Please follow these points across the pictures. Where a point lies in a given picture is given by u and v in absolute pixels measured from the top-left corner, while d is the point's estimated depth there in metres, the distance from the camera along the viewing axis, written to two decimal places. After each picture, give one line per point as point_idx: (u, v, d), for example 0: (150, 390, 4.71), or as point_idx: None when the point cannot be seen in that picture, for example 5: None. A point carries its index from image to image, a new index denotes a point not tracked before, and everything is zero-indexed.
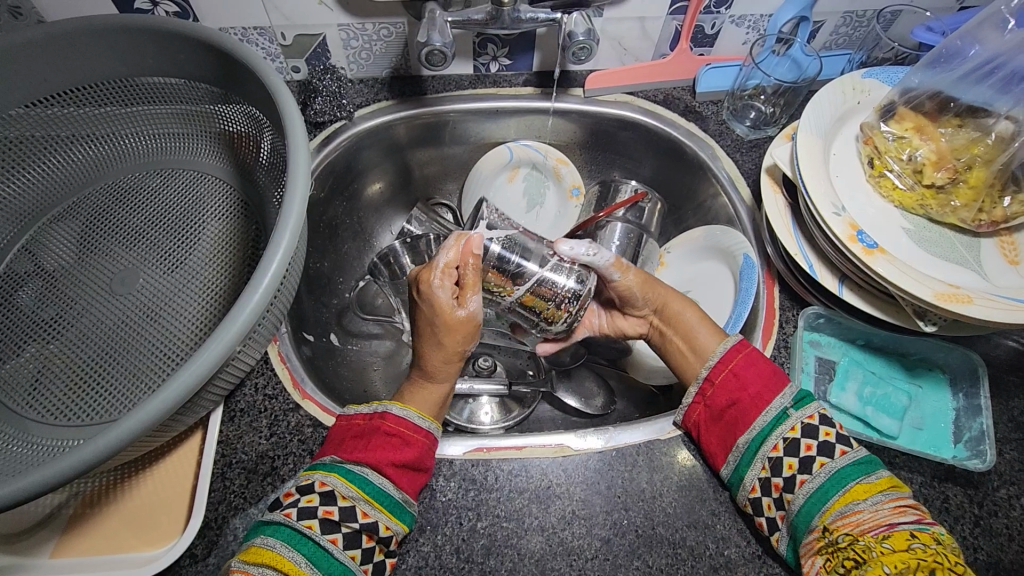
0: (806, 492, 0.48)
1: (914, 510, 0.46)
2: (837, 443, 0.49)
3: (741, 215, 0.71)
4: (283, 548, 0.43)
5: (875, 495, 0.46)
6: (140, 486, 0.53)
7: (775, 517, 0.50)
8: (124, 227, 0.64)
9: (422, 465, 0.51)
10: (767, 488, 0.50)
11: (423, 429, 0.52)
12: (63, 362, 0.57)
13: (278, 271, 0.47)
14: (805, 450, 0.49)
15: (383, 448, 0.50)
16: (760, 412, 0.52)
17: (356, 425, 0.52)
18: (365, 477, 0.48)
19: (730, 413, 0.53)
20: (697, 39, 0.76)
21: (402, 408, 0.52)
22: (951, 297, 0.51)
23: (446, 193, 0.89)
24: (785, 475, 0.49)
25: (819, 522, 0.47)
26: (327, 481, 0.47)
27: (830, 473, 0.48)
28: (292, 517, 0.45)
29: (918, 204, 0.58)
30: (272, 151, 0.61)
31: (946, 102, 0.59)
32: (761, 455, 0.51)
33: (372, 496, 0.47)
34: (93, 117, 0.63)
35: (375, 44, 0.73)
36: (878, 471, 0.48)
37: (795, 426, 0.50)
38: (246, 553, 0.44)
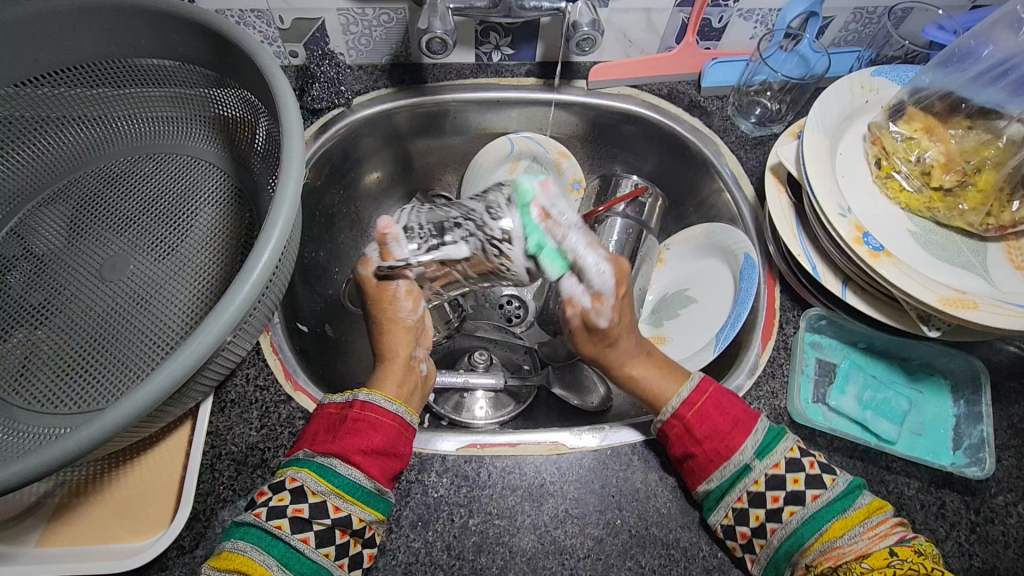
0: (779, 537, 0.47)
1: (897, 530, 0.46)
2: (807, 488, 0.48)
3: (744, 214, 0.70)
4: (252, 552, 0.43)
5: (853, 528, 0.45)
6: (127, 476, 0.52)
7: (744, 555, 0.50)
8: (116, 212, 0.63)
9: (398, 448, 0.50)
10: (731, 532, 0.49)
11: (394, 414, 0.50)
12: (52, 347, 0.56)
13: (270, 260, 0.46)
14: (772, 502, 0.48)
15: (352, 437, 0.48)
16: (718, 465, 0.50)
17: (329, 415, 0.51)
18: (335, 470, 0.46)
19: (689, 462, 0.52)
20: (704, 33, 0.74)
21: (369, 393, 0.51)
22: (957, 302, 0.50)
23: (445, 184, 0.88)
24: (751, 525, 0.49)
25: (801, 560, 0.47)
26: (297, 476, 0.46)
27: (802, 518, 0.47)
28: (260, 517, 0.44)
29: (925, 206, 0.57)
30: (267, 137, 0.60)
31: (958, 103, 0.58)
32: (723, 504, 0.50)
33: (344, 490, 0.46)
34: (85, 99, 0.61)
35: (375, 30, 0.71)
36: (855, 502, 0.47)
37: (759, 479, 0.49)
38: (217, 557, 0.44)
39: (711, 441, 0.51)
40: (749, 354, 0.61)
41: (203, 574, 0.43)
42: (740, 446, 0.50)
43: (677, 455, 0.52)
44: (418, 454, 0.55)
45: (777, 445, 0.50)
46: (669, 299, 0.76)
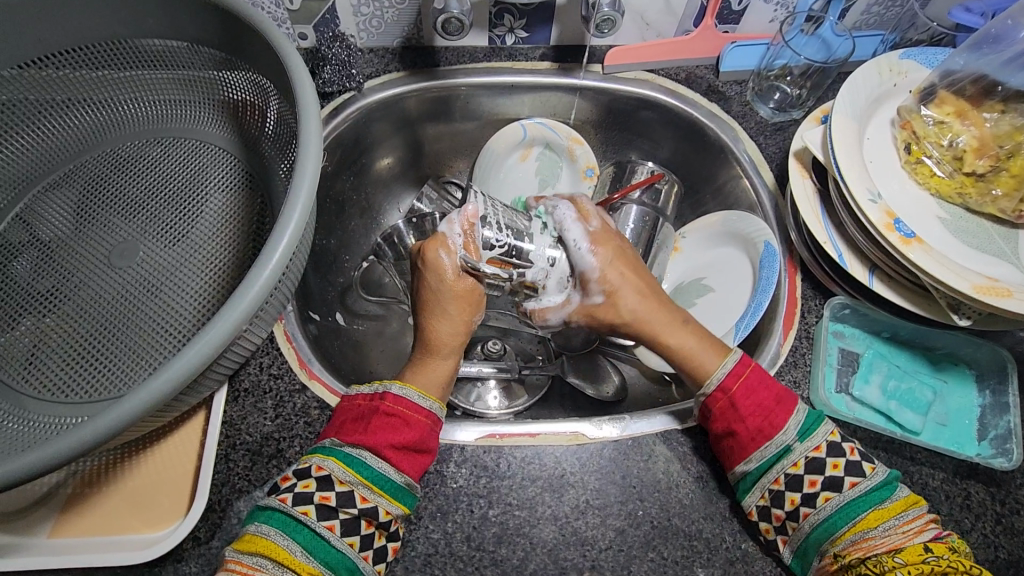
0: (812, 522, 0.47)
1: (931, 529, 0.45)
2: (846, 474, 0.47)
3: (764, 201, 0.69)
4: (277, 537, 0.42)
5: (887, 521, 0.45)
6: (140, 467, 0.51)
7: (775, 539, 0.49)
8: (123, 198, 0.62)
9: (427, 444, 0.49)
10: (766, 514, 0.48)
11: (425, 410, 0.49)
12: (61, 336, 0.54)
13: (288, 246, 0.45)
14: (809, 486, 0.47)
15: (383, 431, 0.47)
16: (760, 446, 0.49)
17: (357, 405, 0.50)
18: (364, 460, 0.46)
19: (727, 443, 0.51)
20: (723, 15, 0.72)
21: (402, 386, 0.50)
22: (990, 290, 0.49)
23: (456, 171, 0.86)
24: (787, 509, 0.48)
25: (830, 548, 0.46)
26: (324, 465, 0.45)
27: (837, 505, 0.46)
28: (285, 502, 0.44)
29: (956, 191, 0.56)
30: (279, 120, 0.58)
31: (992, 86, 0.57)
32: (760, 485, 0.49)
33: (372, 482, 0.45)
34: (90, 81, 0.60)
35: (387, 11, 0.69)
36: (892, 494, 0.46)
37: (798, 462, 0.48)
38: (240, 541, 0.43)
39: (754, 419, 0.50)
40: (770, 343, 0.60)
41: (226, 559, 0.43)
42: (783, 426, 0.49)
43: (716, 434, 0.51)
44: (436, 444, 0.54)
45: (820, 428, 0.49)
46: (684, 288, 0.75)
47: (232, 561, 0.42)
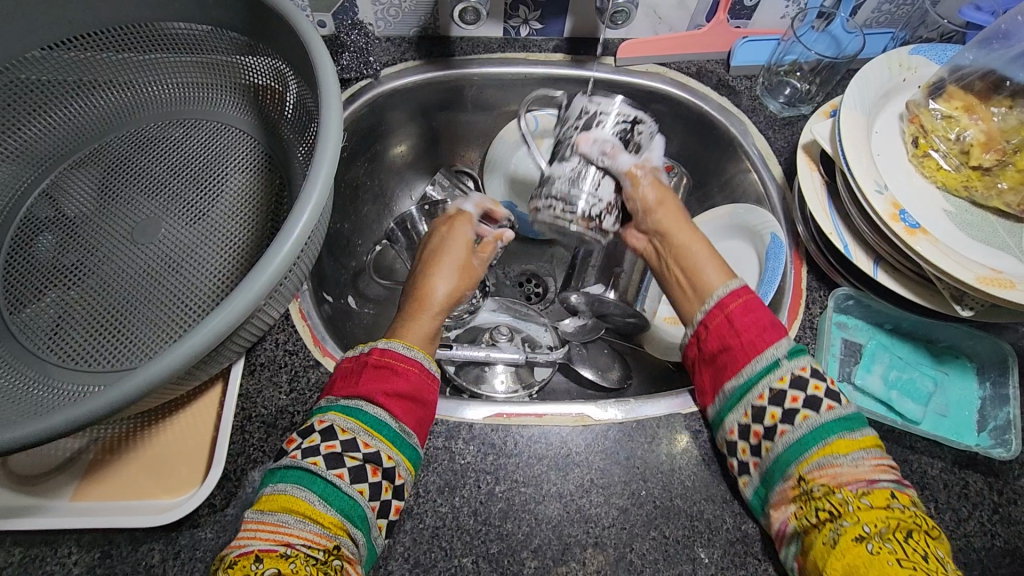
0: (784, 441, 0.48)
1: (893, 471, 0.46)
2: (825, 397, 0.48)
3: (771, 194, 0.70)
4: (295, 490, 0.44)
5: (856, 451, 0.46)
6: (159, 435, 0.53)
7: (749, 461, 0.50)
8: (145, 177, 0.63)
9: (422, 392, 0.50)
10: (745, 433, 0.50)
11: (413, 359, 0.51)
12: (84, 308, 0.56)
13: (310, 221, 0.46)
14: (791, 401, 0.49)
15: (377, 381, 0.49)
16: (750, 359, 0.51)
17: (347, 366, 0.52)
18: (362, 408, 0.47)
19: (722, 358, 0.53)
20: (736, 10, 0.73)
21: (388, 341, 0.52)
22: (993, 281, 0.50)
23: (467, 160, 0.88)
24: (766, 424, 0.49)
25: (795, 471, 0.47)
26: (326, 419, 0.47)
27: (812, 425, 0.47)
28: (297, 458, 0.45)
29: (962, 185, 0.56)
30: (299, 103, 0.60)
31: (1000, 82, 0.58)
32: (744, 403, 0.50)
33: (370, 427, 0.47)
34: (114, 63, 0.62)
35: (404, 0, 0.70)
36: (861, 429, 0.47)
37: (783, 376, 0.49)
38: (259, 503, 0.44)
39: (748, 334, 0.52)
40: None
41: (246, 518, 0.43)
42: (775, 344, 0.51)
43: (711, 352, 0.54)
44: (445, 422, 0.55)
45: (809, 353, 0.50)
46: None
47: (254, 520, 0.43)
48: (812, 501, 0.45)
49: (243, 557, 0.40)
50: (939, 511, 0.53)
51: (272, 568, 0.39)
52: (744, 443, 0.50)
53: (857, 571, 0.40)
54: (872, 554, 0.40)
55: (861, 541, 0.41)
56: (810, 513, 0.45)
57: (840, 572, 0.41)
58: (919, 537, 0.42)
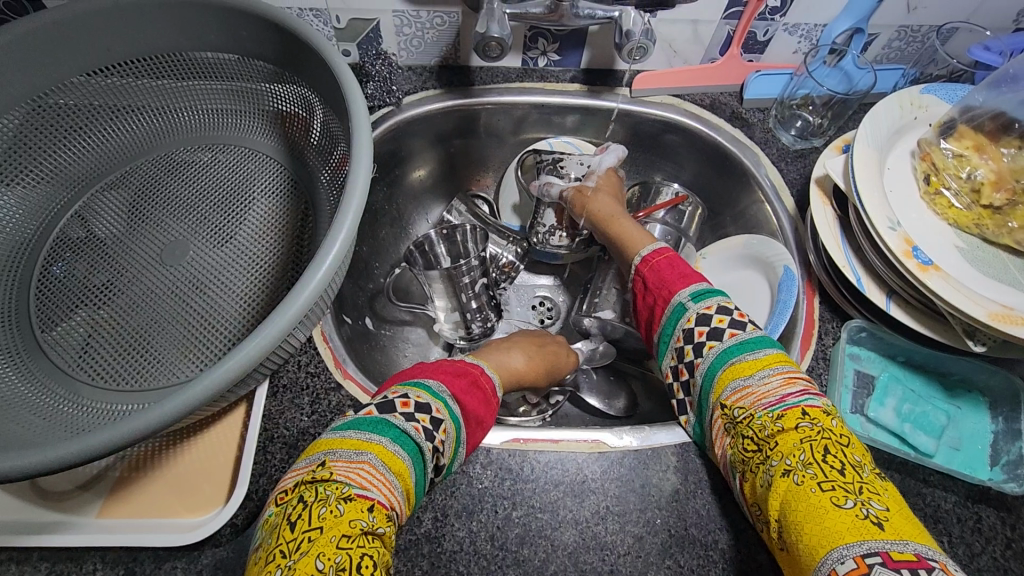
0: (700, 372, 0.53)
1: (803, 381, 0.48)
2: (728, 327, 0.53)
3: (784, 226, 0.71)
4: (409, 462, 0.44)
5: (761, 371, 0.49)
6: (184, 454, 0.54)
7: (685, 399, 0.56)
8: (174, 199, 0.65)
9: (489, 422, 0.54)
10: (674, 372, 0.57)
11: (496, 394, 0.56)
12: (112, 327, 0.58)
13: (339, 249, 0.48)
14: (698, 336, 0.54)
15: (477, 403, 0.52)
16: (662, 309, 0.58)
17: (453, 369, 0.54)
18: (461, 419, 0.50)
19: (649, 314, 0.61)
20: (748, 45, 0.75)
21: (495, 375, 0.57)
22: (1005, 318, 0.51)
23: (483, 185, 0.90)
24: (685, 360, 0.55)
25: (717, 401, 0.51)
26: (442, 410, 0.48)
27: (718, 352, 0.52)
28: (419, 433, 0.45)
29: (974, 223, 0.57)
30: (325, 131, 0.62)
31: (1009, 124, 0.60)
32: (667, 348, 0.57)
33: (457, 440, 0.49)
34: (148, 89, 0.64)
35: (427, 32, 0.73)
36: (765, 349, 0.50)
37: (689, 318, 0.55)
38: (375, 447, 0.43)
39: (657, 289, 0.60)
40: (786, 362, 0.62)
41: (363, 459, 0.42)
42: (679, 291, 0.58)
43: (643, 309, 0.62)
44: None
45: (715, 293, 0.56)
46: None
47: (371, 466, 0.42)
48: (738, 429, 0.48)
49: (362, 499, 0.40)
50: (952, 546, 0.53)
51: (380, 530, 0.40)
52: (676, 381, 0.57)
53: (791, 506, 0.41)
54: (797, 485, 0.41)
55: (787, 475, 0.43)
56: (740, 442, 0.48)
57: (779, 511, 0.42)
58: (835, 451, 0.43)
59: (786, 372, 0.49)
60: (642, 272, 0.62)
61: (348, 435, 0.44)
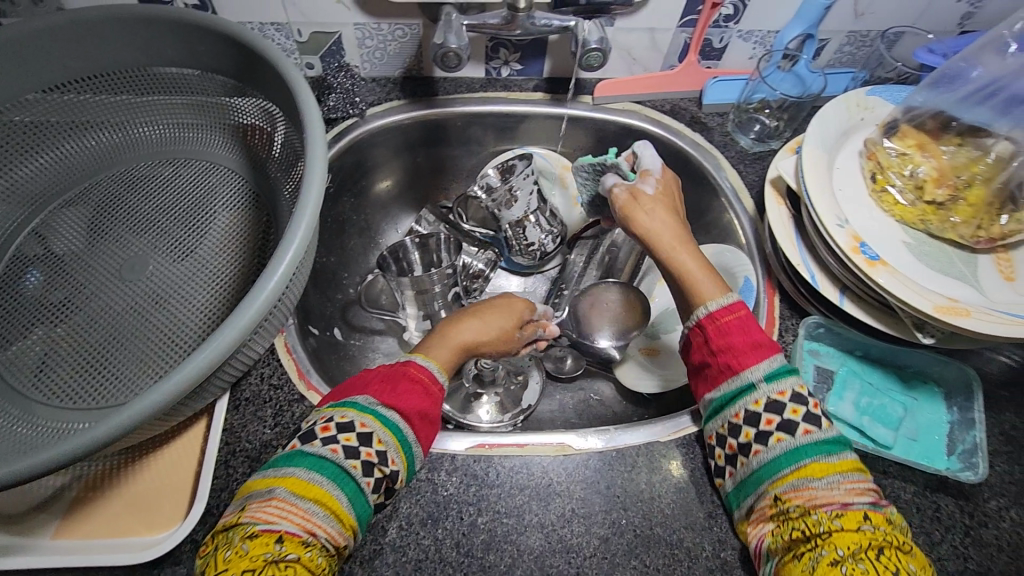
0: (758, 460, 0.49)
1: (872, 494, 0.46)
2: (802, 421, 0.48)
3: (745, 227, 0.72)
4: (330, 487, 0.44)
5: (832, 475, 0.46)
6: (143, 471, 0.53)
7: (725, 467, 0.52)
8: (134, 215, 0.65)
9: (437, 412, 0.53)
10: (721, 441, 0.52)
11: (437, 381, 0.54)
12: (71, 345, 0.57)
13: (294, 259, 0.48)
14: (765, 424, 0.49)
15: (413, 398, 0.51)
16: (729, 379, 0.52)
17: (383, 372, 0.53)
18: (398, 424, 0.49)
19: (705, 371, 0.55)
20: (705, 52, 0.77)
21: (425, 359, 0.55)
22: (950, 310, 0.52)
23: (452, 194, 0.90)
24: (741, 441, 0.50)
25: (770, 490, 0.47)
26: (366, 422, 0.48)
27: (785, 448, 0.48)
28: (337, 454, 0.46)
29: (919, 219, 0.59)
30: (285, 143, 0.62)
31: (948, 121, 0.62)
32: (721, 416, 0.52)
33: (399, 444, 0.48)
34: (106, 105, 0.63)
35: (389, 44, 0.74)
36: (839, 452, 0.47)
37: (758, 401, 0.50)
38: (288, 482, 0.44)
39: (724, 355, 0.53)
40: None
41: (275, 495, 0.43)
42: (751, 367, 0.51)
43: (695, 362, 0.56)
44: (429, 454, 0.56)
45: (789, 377, 0.51)
46: (667, 315, 0.79)
47: (286, 501, 0.43)
48: (789, 522, 0.46)
49: (269, 533, 0.41)
50: (912, 535, 0.54)
51: (293, 556, 0.41)
52: (721, 449, 0.52)
53: None
54: None
55: (836, 565, 0.42)
56: (786, 532, 0.45)
57: None
58: (891, 553, 0.42)
59: (854, 481, 0.46)
60: (709, 332, 0.54)
61: (267, 473, 0.45)
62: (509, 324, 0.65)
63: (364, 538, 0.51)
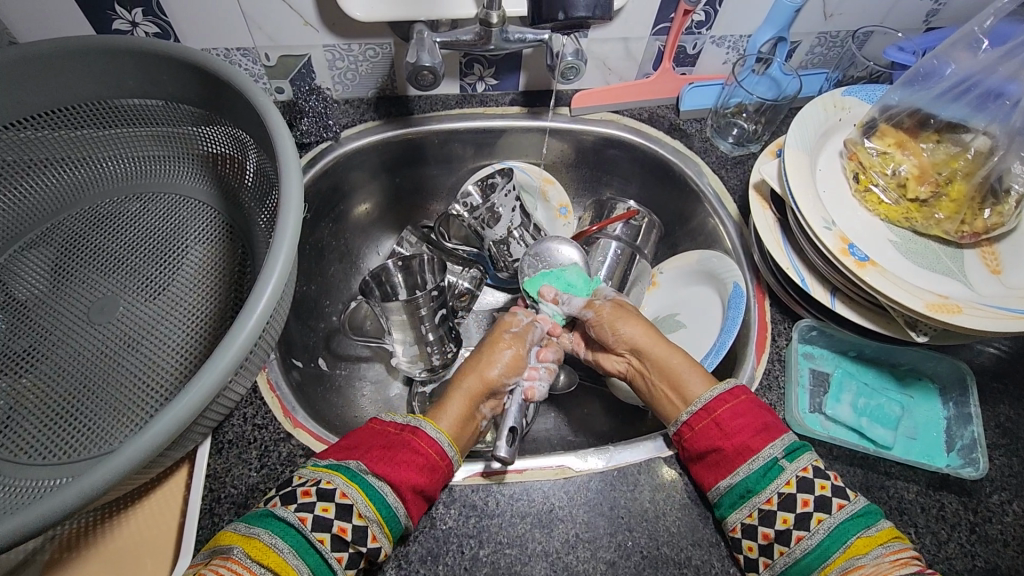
0: (802, 547, 0.46)
1: (917, 565, 0.43)
2: (833, 496, 0.47)
3: (730, 231, 0.72)
4: (289, 555, 0.42)
5: (874, 550, 0.44)
6: (122, 525, 0.50)
7: (758, 559, 0.49)
8: (102, 254, 0.62)
9: (432, 489, 0.50)
10: (752, 533, 0.49)
11: (447, 458, 0.51)
12: (38, 397, 0.54)
13: (274, 293, 0.46)
14: (801, 505, 0.48)
15: (412, 472, 0.49)
16: (746, 460, 0.50)
17: (386, 435, 0.51)
18: (384, 496, 0.46)
19: (712, 456, 0.52)
20: (679, 59, 0.77)
21: (436, 429, 0.52)
22: (942, 306, 0.52)
23: (432, 213, 0.89)
24: (777, 527, 0.48)
25: None
26: (348, 493, 0.45)
27: (828, 528, 0.46)
28: (304, 524, 0.44)
29: (904, 217, 0.60)
30: (258, 171, 0.60)
31: (926, 119, 0.62)
32: (749, 503, 0.49)
33: (384, 519, 0.46)
34: (68, 141, 0.60)
35: (361, 64, 0.72)
36: (875, 524, 0.46)
37: (789, 480, 0.48)
38: (248, 543, 0.42)
39: (740, 436, 0.52)
40: (744, 368, 0.62)
41: (230, 556, 0.41)
42: (768, 445, 0.50)
43: (701, 449, 0.53)
44: None
45: (806, 453, 0.50)
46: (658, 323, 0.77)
47: (239, 563, 0.41)
48: None
49: None
50: (920, 537, 0.53)
51: None
52: (750, 540, 0.49)
53: None
54: None
55: None
56: None
57: None
58: None
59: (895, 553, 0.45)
60: (720, 412, 0.53)
61: (236, 529, 0.44)
62: (500, 340, 0.65)
63: None
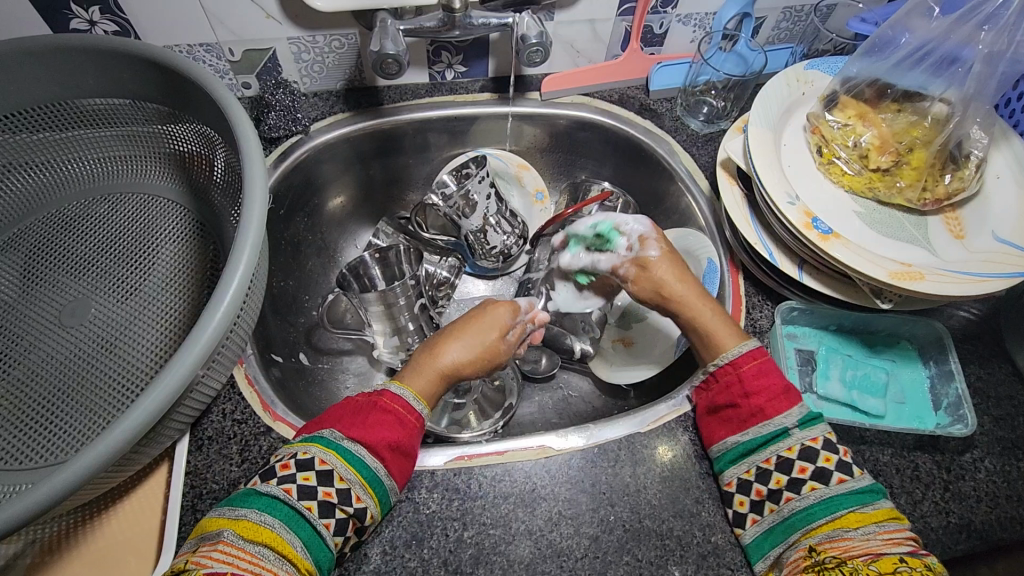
0: (792, 507, 0.48)
1: (910, 544, 0.45)
2: (835, 470, 0.48)
3: (703, 208, 0.73)
4: (281, 530, 0.43)
5: (868, 525, 0.45)
6: (104, 526, 0.50)
7: (746, 515, 0.51)
8: (71, 257, 0.61)
9: (412, 443, 0.50)
10: (745, 488, 0.51)
11: (414, 410, 0.51)
12: (10, 403, 0.53)
13: (240, 286, 0.45)
14: (798, 471, 0.49)
15: (386, 430, 0.49)
16: (759, 422, 0.52)
17: (352, 404, 0.51)
18: (363, 459, 0.47)
19: (727, 412, 0.54)
20: (647, 39, 0.77)
21: (400, 386, 0.52)
22: (905, 274, 0.53)
23: (409, 203, 0.89)
24: (772, 487, 0.50)
25: (804, 541, 0.47)
26: (326, 459, 0.46)
27: (821, 497, 0.47)
28: (290, 495, 0.44)
29: (867, 187, 0.61)
30: (226, 168, 0.59)
31: (884, 89, 0.63)
32: (748, 460, 0.51)
33: (368, 482, 0.47)
34: (30, 145, 0.59)
35: (327, 56, 0.72)
36: (875, 502, 0.47)
37: (792, 447, 0.50)
38: (239, 524, 0.42)
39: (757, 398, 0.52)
40: None
41: (222, 539, 0.41)
42: (784, 412, 0.51)
43: (719, 403, 0.55)
44: None
45: (820, 424, 0.51)
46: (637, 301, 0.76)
47: (232, 544, 0.41)
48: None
49: None
50: (895, 496, 0.54)
51: None
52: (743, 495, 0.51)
53: None
54: None
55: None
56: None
57: None
58: None
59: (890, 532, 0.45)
60: (744, 369, 0.53)
61: (221, 513, 0.44)
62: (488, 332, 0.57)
63: (347, 568, 0.49)
